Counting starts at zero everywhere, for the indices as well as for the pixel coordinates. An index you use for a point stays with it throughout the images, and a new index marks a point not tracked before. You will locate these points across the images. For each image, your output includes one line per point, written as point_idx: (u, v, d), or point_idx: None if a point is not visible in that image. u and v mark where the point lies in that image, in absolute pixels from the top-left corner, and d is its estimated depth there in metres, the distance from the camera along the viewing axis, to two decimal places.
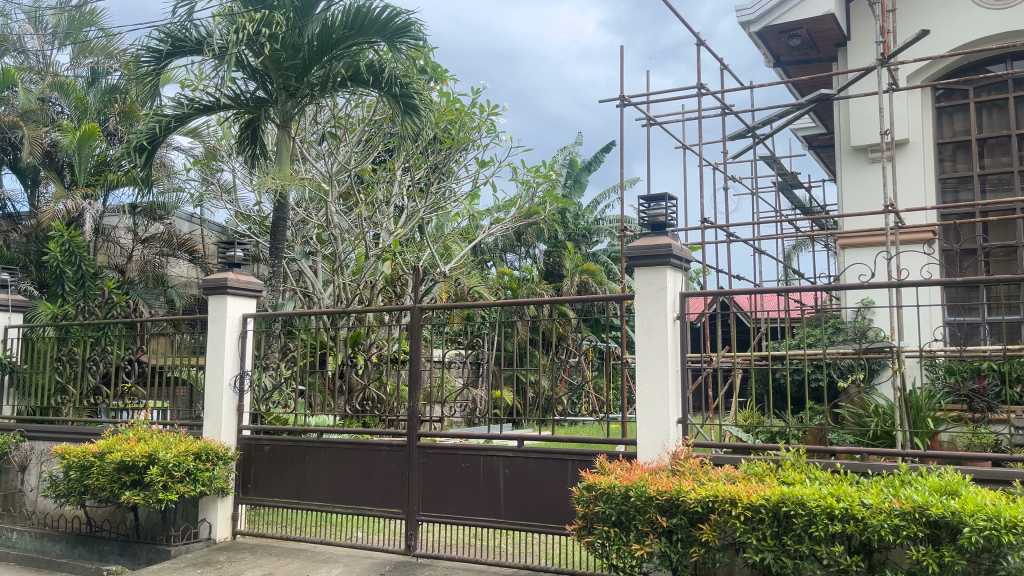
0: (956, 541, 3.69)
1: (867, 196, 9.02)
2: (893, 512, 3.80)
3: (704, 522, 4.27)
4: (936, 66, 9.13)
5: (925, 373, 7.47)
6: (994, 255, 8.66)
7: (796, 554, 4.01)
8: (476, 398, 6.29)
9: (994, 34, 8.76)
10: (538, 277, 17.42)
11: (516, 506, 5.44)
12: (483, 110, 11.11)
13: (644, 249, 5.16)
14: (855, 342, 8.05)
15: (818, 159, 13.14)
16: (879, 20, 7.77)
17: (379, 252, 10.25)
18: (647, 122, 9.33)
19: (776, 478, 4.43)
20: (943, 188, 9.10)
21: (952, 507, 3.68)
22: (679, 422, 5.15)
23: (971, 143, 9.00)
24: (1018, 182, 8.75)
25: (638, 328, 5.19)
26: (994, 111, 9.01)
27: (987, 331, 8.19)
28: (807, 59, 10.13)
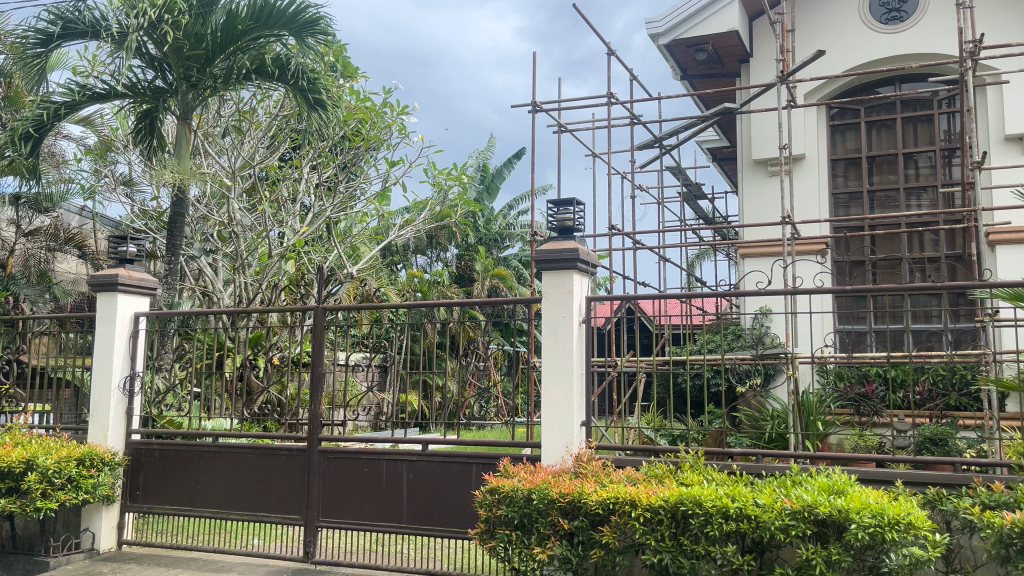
0: (841, 538, 3.86)
1: (767, 208, 9.36)
2: (784, 511, 3.94)
3: (606, 524, 4.32)
4: (831, 85, 9.56)
5: (817, 379, 7.77)
6: (881, 267, 9.11)
7: (692, 555, 4.09)
8: (380, 401, 6.14)
9: (884, 58, 9.23)
10: (448, 281, 17.31)
11: (418, 511, 5.36)
12: (394, 109, 10.91)
13: (551, 253, 5.19)
14: (753, 347, 8.28)
15: (723, 172, 13.56)
16: (778, 39, 8.06)
17: (282, 251, 9.94)
18: (557, 129, 9.40)
19: (675, 480, 4.52)
20: (836, 203, 9.53)
21: (838, 506, 3.85)
22: (582, 425, 5.19)
23: (861, 160, 9.47)
24: (904, 199, 9.22)
25: (545, 332, 5.21)
26: (883, 130, 9.46)
27: (874, 339, 8.56)
28: (712, 74, 10.43)
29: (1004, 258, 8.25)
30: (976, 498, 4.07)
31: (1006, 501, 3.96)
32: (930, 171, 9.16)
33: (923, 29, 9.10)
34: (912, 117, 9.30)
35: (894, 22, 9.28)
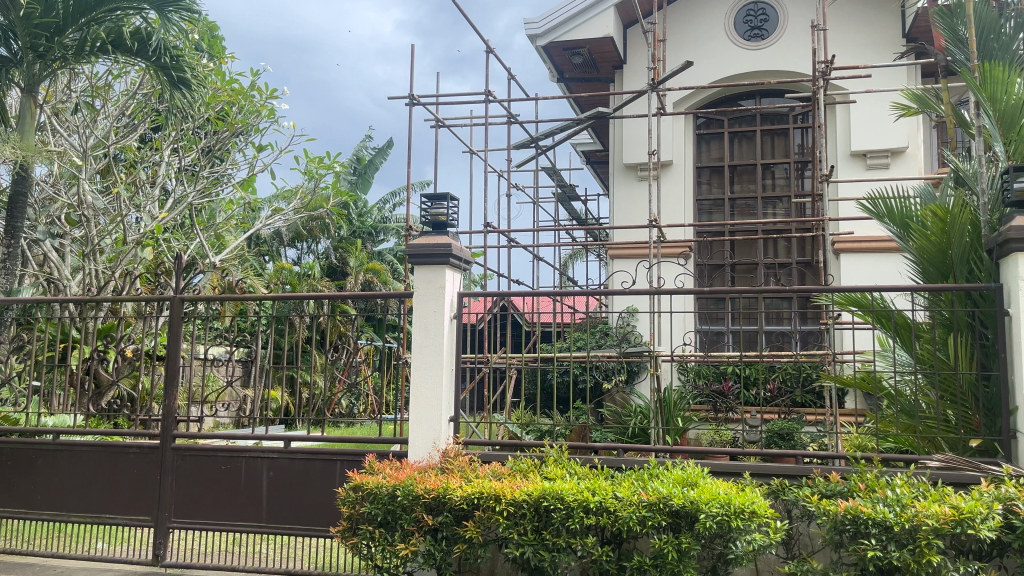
0: (693, 529, 4.03)
1: (636, 211, 9.67)
2: (641, 503, 4.08)
3: (469, 519, 4.33)
4: (699, 95, 9.98)
5: (678, 377, 8.10)
6: (739, 272, 9.61)
7: (553, 547, 4.17)
8: (242, 396, 5.90)
9: (747, 72, 9.74)
10: (319, 274, 16.86)
11: (278, 510, 5.19)
12: (264, 94, 10.51)
13: (423, 247, 5.14)
14: (618, 345, 8.53)
15: (596, 174, 13.90)
16: (649, 48, 8.32)
17: (138, 238, 9.38)
18: (434, 124, 9.33)
19: (539, 474, 4.59)
20: (699, 208, 9.97)
21: (691, 497, 4.02)
22: (450, 421, 5.18)
23: (723, 169, 9.95)
24: (761, 208, 9.76)
25: (415, 327, 5.15)
26: (744, 141, 9.98)
27: (730, 339, 9.01)
28: (588, 78, 10.68)
29: (846, 265, 8.88)
30: (815, 488, 4.37)
31: (840, 491, 4.27)
32: (785, 183, 9.74)
33: (782, 48, 9.68)
34: (771, 130, 9.85)
35: (756, 39, 9.81)
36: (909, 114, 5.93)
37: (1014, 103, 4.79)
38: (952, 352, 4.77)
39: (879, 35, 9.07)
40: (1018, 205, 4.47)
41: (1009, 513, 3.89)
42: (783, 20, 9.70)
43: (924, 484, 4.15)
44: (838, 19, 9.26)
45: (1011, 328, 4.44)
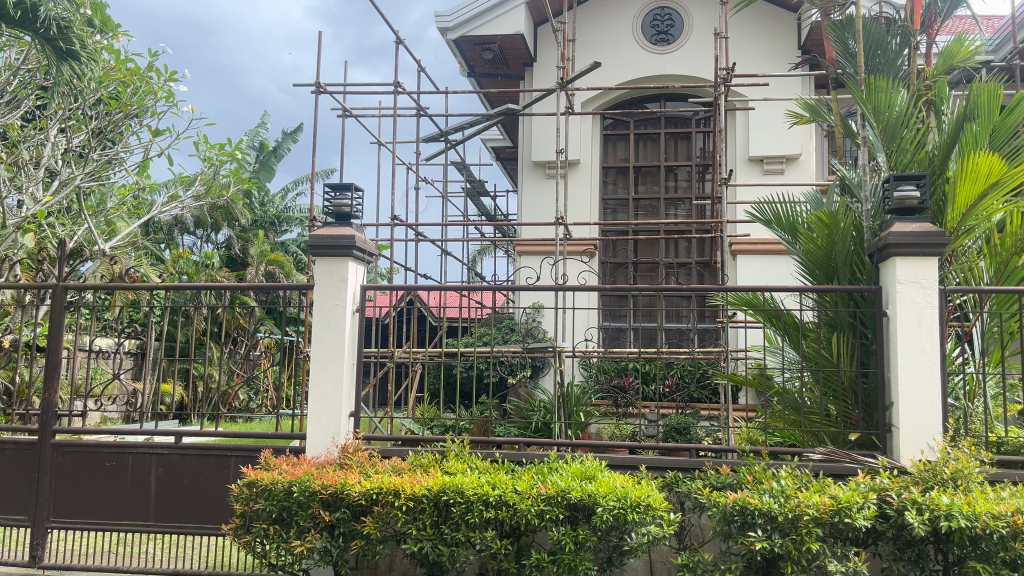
0: (589, 521, 4.11)
1: (543, 207, 9.75)
2: (540, 497, 4.13)
3: (368, 515, 4.28)
4: (607, 96, 10.15)
5: (580, 372, 8.21)
6: (641, 270, 9.85)
7: (452, 542, 4.17)
8: (130, 390, 5.63)
9: (653, 75, 9.97)
10: (218, 264, 16.29)
11: (167, 507, 4.99)
12: (161, 75, 10.06)
13: (325, 238, 5.03)
14: (522, 340, 8.59)
15: (505, 170, 13.95)
16: (559, 47, 8.40)
17: (19, 221, 8.82)
18: (341, 113, 9.14)
19: (440, 469, 4.57)
20: (605, 207, 10.15)
21: (589, 490, 4.10)
22: (350, 416, 5.10)
23: (628, 169, 10.17)
24: (663, 209, 10.02)
25: (316, 320, 5.04)
26: (649, 143, 10.21)
27: (632, 335, 9.21)
28: (498, 74, 10.71)
29: (742, 266, 9.23)
30: (706, 480, 4.52)
31: (730, 483, 4.43)
32: (686, 185, 10.04)
33: (686, 53, 9.97)
34: (674, 133, 10.12)
35: (662, 43, 10.06)
36: (802, 123, 6.19)
37: (896, 115, 5.08)
38: (836, 350, 5.03)
39: (776, 45, 9.45)
40: (898, 212, 4.74)
41: (882, 503, 4.13)
42: (688, 26, 9.99)
43: (807, 475, 4.36)
44: (739, 28, 9.59)
45: (889, 327, 4.70)
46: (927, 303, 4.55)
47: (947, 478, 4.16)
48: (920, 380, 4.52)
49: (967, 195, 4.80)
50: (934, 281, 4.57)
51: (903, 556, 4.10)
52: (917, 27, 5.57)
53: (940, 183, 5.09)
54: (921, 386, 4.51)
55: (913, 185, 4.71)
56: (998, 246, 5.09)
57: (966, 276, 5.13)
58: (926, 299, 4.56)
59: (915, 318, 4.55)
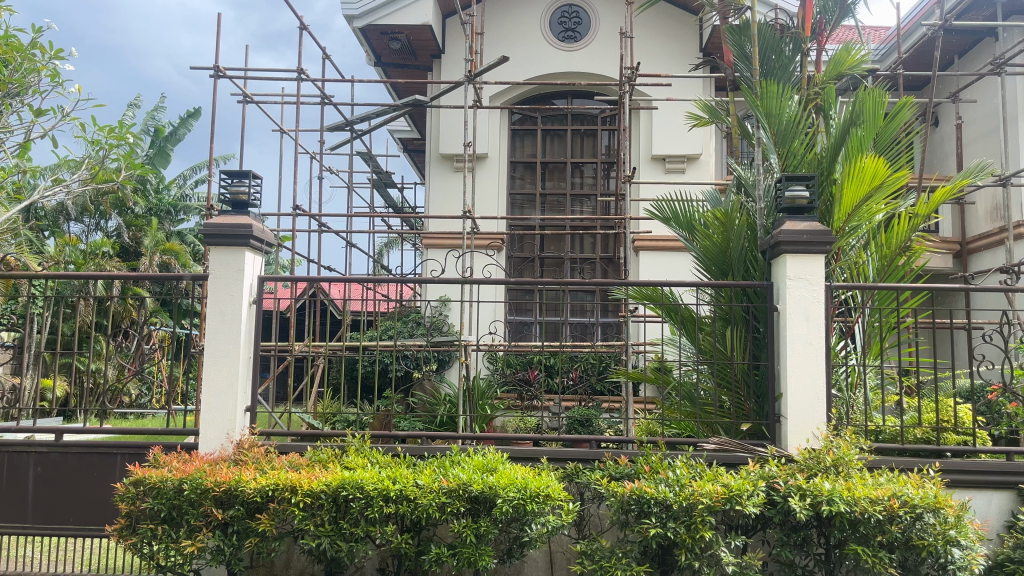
0: (491, 513, 4.12)
1: (450, 200, 9.71)
2: (441, 490, 4.11)
3: (263, 512, 4.16)
4: (515, 90, 10.19)
5: (485, 365, 8.23)
6: (547, 265, 9.95)
7: (351, 537, 4.11)
8: (6, 386, 5.29)
9: (560, 72, 10.07)
10: (108, 253, 15.52)
11: (47, 509, 4.72)
12: (45, 52, 9.47)
13: (221, 226, 4.86)
14: (428, 334, 8.54)
15: (413, 163, 13.83)
16: (467, 39, 8.36)
17: None
18: (242, 98, 8.85)
19: (339, 464, 4.49)
20: (512, 202, 10.20)
21: (490, 482, 4.11)
22: (246, 411, 4.95)
23: (535, 165, 10.24)
24: (569, 205, 10.15)
25: (210, 312, 4.86)
26: (555, 139, 10.32)
27: (537, 329, 9.30)
28: (405, 64, 10.59)
29: (644, 262, 9.46)
30: (606, 471, 4.61)
31: (628, 473, 4.54)
32: (592, 182, 10.21)
33: (592, 51, 10.11)
34: (580, 130, 10.26)
35: (569, 41, 10.17)
36: (702, 123, 6.38)
37: (786, 118, 5.30)
38: (730, 344, 5.22)
39: (679, 46, 9.70)
40: (789, 210, 4.94)
41: (770, 490, 4.30)
42: (594, 25, 10.13)
43: (701, 464, 4.50)
44: (645, 29, 9.78)
45: (778, 322, 4.90)
46: (814, 298, 4.77)
47: (829, 465, 4.38)
48: (807, 372, 4.73)
49: (852, 196, 5.07)
50: (821, 279, 4.79)
51: (789, 540, 4.29)
52: (808, 34, 5.82)
53: (828, 185, 5.33)
54: (808, 378, 4.72)
55: (802, 185, 4.93)
56: (883, 245, 5.37)
57: (852, 272, 5.40)
58: (813, 295, 4.78)
59: (804, 313, 4.76)
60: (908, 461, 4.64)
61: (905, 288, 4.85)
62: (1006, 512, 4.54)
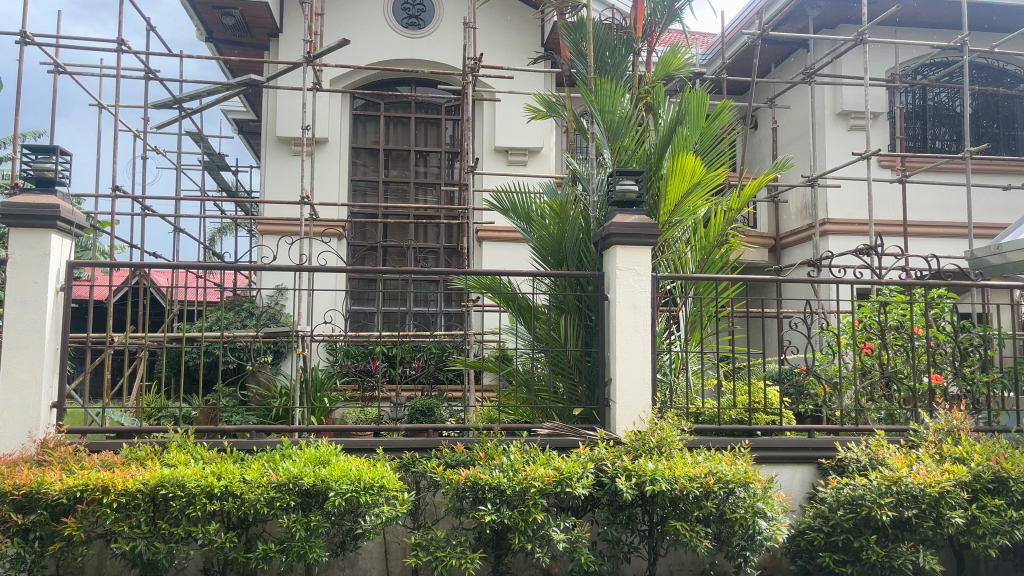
0: (323, 507, 4.01)
1: (288, 185, 9.38)
2: (269, 485, 3.96)
3: (70, 515, 3.86)
4: (356, 75, 9.97)
5: (325, 356, 8.03)
6: (390, 254, 9.84)
7: (171, 538, 3.89)
8: None
9: (403, 59, 9.95)
10: None
11: None
12: None
13: (21, 206, 4.42)
14: (264, 323, 8.22)
15: (250, 145, 13.24)
16: (307, 19, 8.05)
17: None
18: (54, 68, 8.11)
19: (158, 461, 4.22)
20: (354, 189, 9.99)
21: (322, 475, 4.00)
22: (53, 407, 4.56)
23: (378, 152, 10.08)
24: (413, 193, 10.07)
25: (9, 300, 4.42)
26: (398, 126, 10.20)
27: (379, 319, 9.17)
28: (240, 42, 10.10)
29: (486, 252, 9.54)
30: (441, 459, 4.61)
31: (464, 460, 4.56)
32: (436, 171, 10.18)
33: (436, 40, 10.07)
34: (424, 119, 10.20)
35: (412, 27, 10.07)
36: (539, 117, 6.49)
37: (618, 116, 5.50)
38: (564, 332, 5.38)
39: (521, 40, 9.86)
40: (620, 204, 5.14)
41: (599, 472, 4.47)
42: (438, 14, 10.09)
43: (534, 449, 4.60)
44: (488, 22, 9.85)
45: (609, 310, 5.10)
46: (641, 288, 4.99)
47: (653, 447, 4.60)
48: (635, 358, 4.95)
49: (676, 191, 5.35)
50: (647, 269, 5.03)
51: (616, 520, 4.48)
52: (639, 35, 6.07)
53: (655, 180, 5.60)
54: (634, 365, 4.94)
55: (632, 179, 5.13)
56: (703, 237, 5.75)
57: (675, 264, 5.69)
58: (641, 285, 5.00)
59: (631, 301, 4.98)
60: (722, 440, 4.96)
61: (723, 279, 5.17)
62: (807, 484, 4.96)
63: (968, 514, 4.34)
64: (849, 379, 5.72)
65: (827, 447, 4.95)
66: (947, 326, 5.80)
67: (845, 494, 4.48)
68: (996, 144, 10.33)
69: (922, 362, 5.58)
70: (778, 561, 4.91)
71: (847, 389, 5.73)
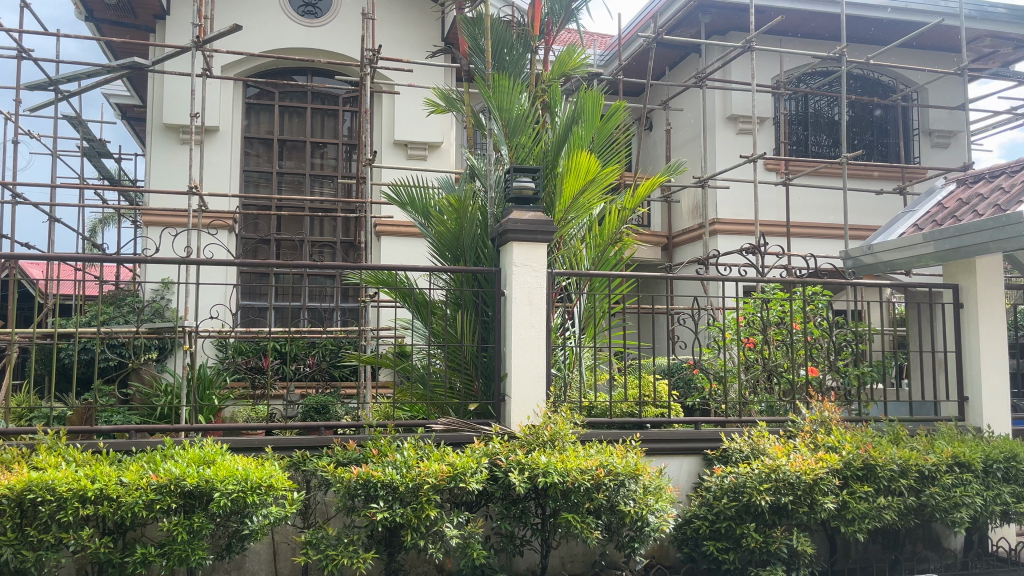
0: (207, 509, 3.87)
1: (175, 175, 9.00)
2: (149, 487, 3.79)
3: None
4: (249, 63, 9.65)
5: (213, 353, 7.75)
6: (283, 247, 9.59)
7: (39, 546, 3.67)
8: None
9: (299, 48, 9.70)
10: None
11: None
12: None
13: None
14: (148, 319, 7.86)
15: (134, 132, 12.62)
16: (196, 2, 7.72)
17: None
18: None
19: (26, 465, 3.97)
20: (246, 179, 9.68)
21: (205, 476, 3.85)
22: None
23: (272, 142, 9.79)
24: (308, 186, 9.84)
25: None
26: (294, 116, 9.94)
27: (272, 314, 8.93)
28: (123, 23, 9.60)
29: (384, 247, 9.44)
30: (332, 457, 4.52)
31: (356, 458, 4.48)
32: (333, 163, 9.98)
33: (333, 29, 9.86)
34: (320, 109, 9.97)
35: (309, 16, 9.84)
36: (437, 110, 6.44)
37: (514, 113, 5.54)
38: (459, 327, 5.38)
39: (420, 34, 9.78)
40: (517, 200, 5.17)
41: (493, 467, 4.49)
42: (335, 3, 9.88)
43: (428, 445, 4.57)
44: (387, 13, 9.73)
45: (504, 305, 5.12)
46: (536, 284, 5.04)
47: (547, 440, 4.66)
48: (530, 354, 5.00)
49: (571, 188, 5.43)
50: (543, 265, 5.08)
51: (509, 514, 4.51)
52: (536, 33, 6.12)
53: (551, 177, 5.66)
54: (529, 360, 4.99)
55: (528, 176, 5.17)
56: (597, 235, 5.84)
57: (571, 261, 5.76)
58: (536, 280, 5.05)
59: (527, 297, 5.02)
60: (614, 433, 5.07)
61: (616, 276, 5.28)
62: (693, 474, 5.13)
63: (839, 499, 4.58)
64: (734, 372, 5.95)
65: (712, 438, 5.15)
66: (823, 322, 6.12)
67: (727, 483, 4.65)
68: (870, 150, 10.97)
69: (801, 356, 5.87)
70: (665, 549, 5.07)
71: (731, 383, 5.96)
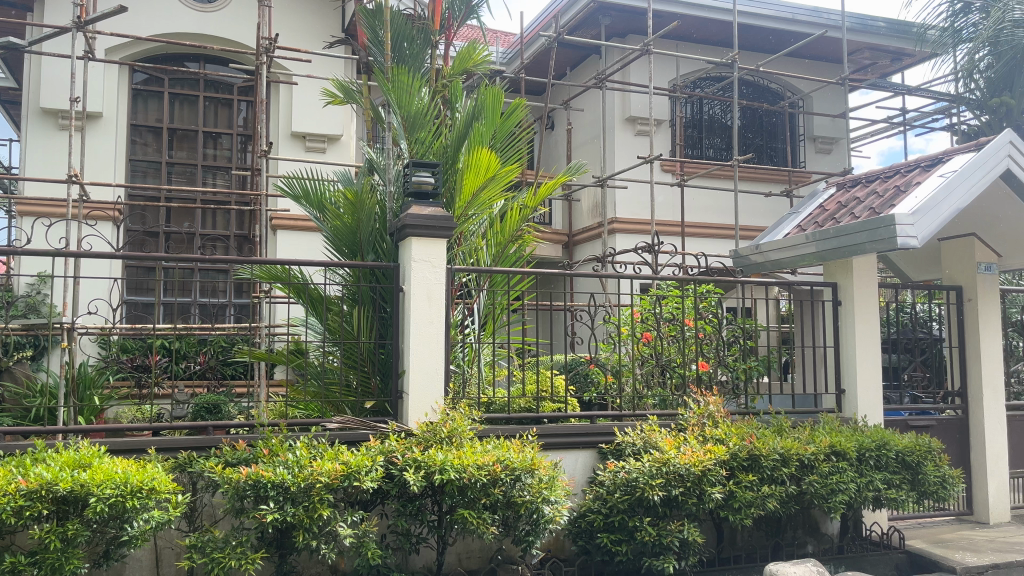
0: (82, 514, 3.67)
1: (54, 162, 8.49)
2: (17, 493, 3.55)
3: None
4: (135, 47, 9.21)
5: (94, 351, 7.36)
6: (173, 241, 9.20)
7: None
8: None
9: (190, 34, 9.33)
10: None
11: None
12: None
13: None
14: (22, 315, 7.40)
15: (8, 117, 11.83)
16: None
17: None
18: None
19: None
20: (133, 169, 9.24)
21: (81, 480, 3.65)
22: None
23: (161, 131, 9.38)
24: (201, 177, 9.47)
25: None
26: (185, 104, 9.54)
27: (160, 310, 8.56)
28: None
29: (281, 241, 9.19)
30: (220, 457, 4.36)
31: (245, 458, 4.33)
32: (227, 154, 9.64)
33: (228, 16, 9.53)
34: (214, 98, 9.61)
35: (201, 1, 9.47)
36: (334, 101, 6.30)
37: (413, 107, 5.48)
38: (356, 323, 5.29)
39: (319, 24, 9.57)
40: (416, 195, 5.13)
41: (388, 464, 4.43)
42: None
43: (322, 444, 4.47)
44: (285, 2, 9.47)
45: (403, 301, 5.07)
46: (435, 280, 5.01)
47: (444, 437, 4.63)
48: (428, 350, 4.96)
49: (471, 185, 5.42)
50: (442, 261, 5.05)
51: (405, 511, 4.47)
52: (435, 28, 6.09)
53: (451, 173, 5.64)
54: (426, 356, 4.95)
55: (428, 172, 5.13)
56: (498, 232, 5.86)
57: (471, 257, 5.77)
58: (435, 277, 5.02)
59: (426, 293, 4.98)
60: (511, 428, 5.09)
61: (515, 273, 5.31)
62: (588, 468, 5.22)
63: (725, 489, 4.75)
64: (628, 367, 6.09)
65: (606, 432, 5.24)
66: (713, 318, 6.34)
67: (621, 477, 4.75)
68: (760, 154, 11.44)
69: (692, 352, 6.05)
70: (561, 542, 5.14)
71: (626, 378, 6.09)
